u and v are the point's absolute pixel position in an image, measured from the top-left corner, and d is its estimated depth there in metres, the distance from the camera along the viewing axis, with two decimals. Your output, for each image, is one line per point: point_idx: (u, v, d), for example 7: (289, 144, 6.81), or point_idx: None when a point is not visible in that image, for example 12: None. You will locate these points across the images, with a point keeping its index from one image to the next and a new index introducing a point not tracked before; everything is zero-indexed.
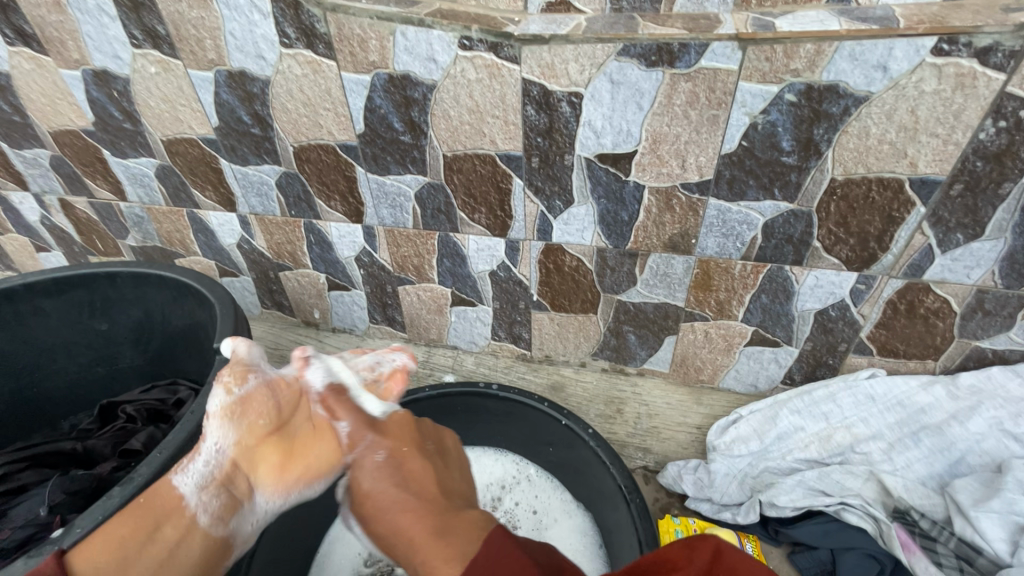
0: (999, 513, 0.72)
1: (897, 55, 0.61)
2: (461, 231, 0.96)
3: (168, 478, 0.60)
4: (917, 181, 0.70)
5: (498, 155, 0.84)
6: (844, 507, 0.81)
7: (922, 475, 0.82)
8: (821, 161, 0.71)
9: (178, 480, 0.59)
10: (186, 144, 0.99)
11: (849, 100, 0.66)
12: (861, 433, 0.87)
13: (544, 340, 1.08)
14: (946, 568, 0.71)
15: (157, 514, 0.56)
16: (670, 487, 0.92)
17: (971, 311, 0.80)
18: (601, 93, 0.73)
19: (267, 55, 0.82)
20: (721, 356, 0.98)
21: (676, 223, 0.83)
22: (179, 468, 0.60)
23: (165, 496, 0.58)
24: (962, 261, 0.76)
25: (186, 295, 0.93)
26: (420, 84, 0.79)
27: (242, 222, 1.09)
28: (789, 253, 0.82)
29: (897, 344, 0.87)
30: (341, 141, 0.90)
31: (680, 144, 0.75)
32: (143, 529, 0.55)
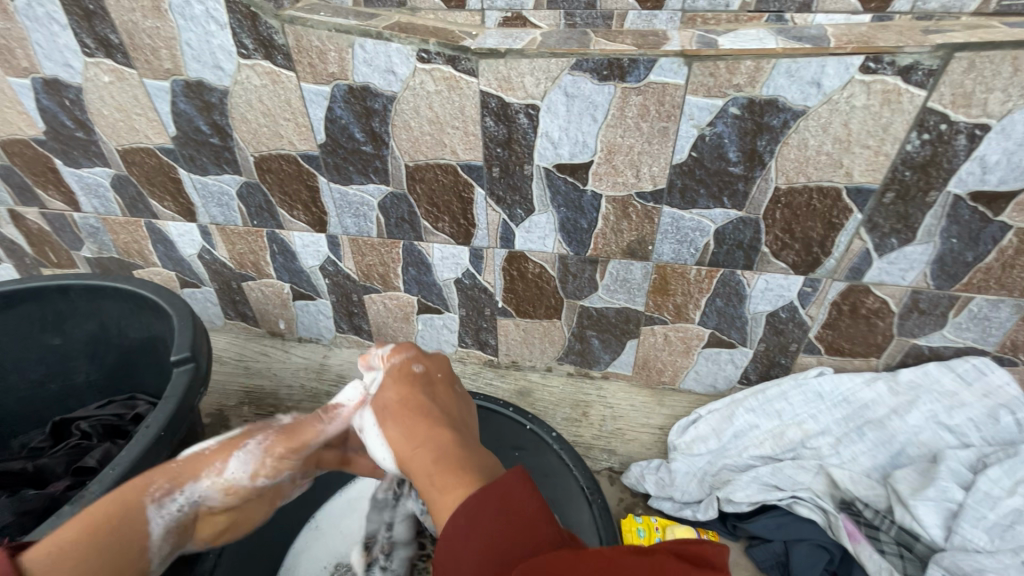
0: (935, 501, 0.77)
1: (829, 72, 0.65)
2: (425, 240, 0.97)
3: (144, 502, 0.60)
4: (853, 189, 0.74)
5: (459, 165, 0.85)
6: (795, 500, 0.84)
7: (867, 467, 0.86)
8: (765, 171, 0.75)
9: (151, 513, 0.60)
10: (142, 154, 0.97)
11: (788, 113, 0.69)
12: (811, 429, 0.91)
13: (511, 346, 1.10)
14: (888, 555, 0.76)
15: (118, 535, 0.57)
16: (634, 487, 0.94)
17: (908, 311, 0.85)
18: (557, 106, 0.75)
19: (225, 65, 0.82)
20: (681, 358, 1.01)
21: (633, 230, 0.86)
22: (154, 499, 0.61)
23: (134, 525, 0.58)
24: (897, 264, 0.81)
25: (143, 307, 0.91)
26: (380, 96, 0.80)
27: (202, 232, 1.08)
28: (740, 258, 0.85)
29: (843, 343, 0.92)
30: (302, 151, 0.90)
31: (634, 154, 0.77)
32: (115, 550, 0.56)
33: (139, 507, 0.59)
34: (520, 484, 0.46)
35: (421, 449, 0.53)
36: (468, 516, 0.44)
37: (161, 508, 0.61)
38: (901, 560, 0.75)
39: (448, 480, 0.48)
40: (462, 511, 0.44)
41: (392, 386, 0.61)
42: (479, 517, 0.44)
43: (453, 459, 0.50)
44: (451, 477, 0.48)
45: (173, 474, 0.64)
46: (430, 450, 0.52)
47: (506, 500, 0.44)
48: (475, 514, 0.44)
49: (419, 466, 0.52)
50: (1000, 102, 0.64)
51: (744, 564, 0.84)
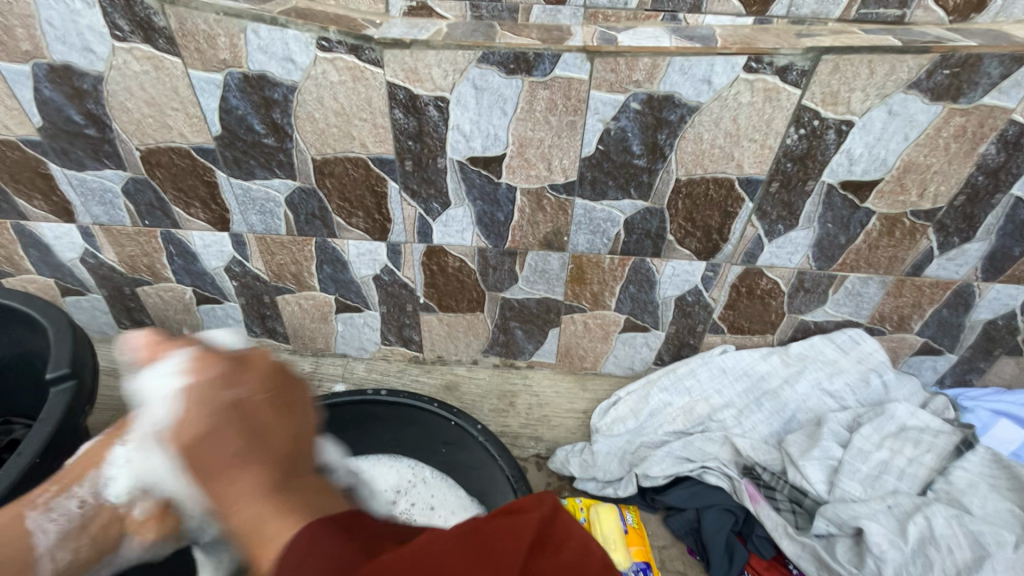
0: (820, 459, 0.86)
1: (717, 70, 0.70)
2: (340, 237, 0.93)
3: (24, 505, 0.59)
4: (744, 180, 0.80)
5: (370, 158, 0.82)
6: (704, 470, 0.90)
7: (765, 434, 0.95)
8: (667, 163, 0.79)
9: (33, 520, 0.58)
10: (2, 147, 0.86)
11: (684, 109, 0.73)
12: (717, 403, 0.99)
13: (435, 341, 1.09)
14: (783, 511, 0.85)
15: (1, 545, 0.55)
16: (560, 471, 0.98)
17: (795, 290, 0.94)
18: (466, 99, 0.75)
19: (96, 49, 0.74)
20: (600, 344, 1.05)
21: (549, 222, 0.88)
22: (36, 506, 0.59)
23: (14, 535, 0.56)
24: (784, 248, 0.88)
25: (11, 320, 0.81)
26: (279, 85, 0.75)
27: (83, 233, 0.97)
28: (648, 247, 0.90)
29: (743, 322, 0.99)
30: (195, 144, 0.83)
31: (545, 147, 0.79)
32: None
33: (17, 521, 0.57)
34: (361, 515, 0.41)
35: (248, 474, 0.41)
36: (297, 555, 0.36)
37: (48, 513, 0.59)
38: (794, 515, 0.84)
39: (274, 525, 0.39)
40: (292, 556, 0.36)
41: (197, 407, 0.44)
42: (319, 549, 0.36)
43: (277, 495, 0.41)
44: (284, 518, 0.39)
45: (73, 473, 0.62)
46: (253, 493, 0.41)
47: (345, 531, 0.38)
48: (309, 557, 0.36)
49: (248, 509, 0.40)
50: (861, 101, 0.71)
51: (661, 535, 0.90)
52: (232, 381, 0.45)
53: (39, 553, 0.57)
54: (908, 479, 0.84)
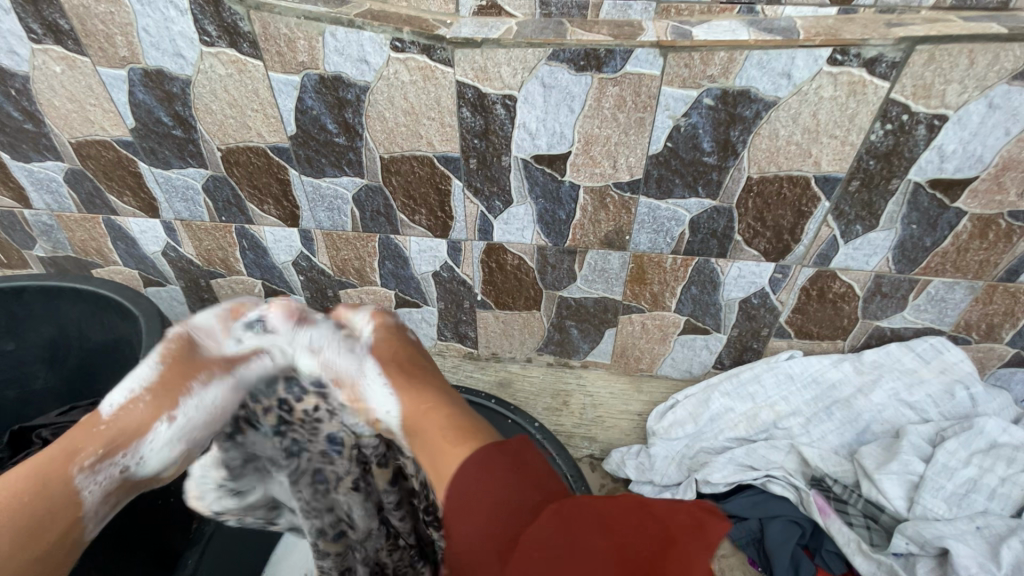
0: (898, 473, 0.82)
1: (799, 63, 0.67)
2: (403, 233, 0.96)
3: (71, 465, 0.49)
4: (821, 178, 0.77)
5: (436, 157, 0.84)
6: (769, 479, 0.87)
7: (835, 444, 0.91)
8: (738, 160, 0.77)
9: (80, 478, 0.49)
10: (98, 147, 0.92)
11: (760, 104, 0.71)
12: (783, 410, 0.95)
13: (490, 338, 1.09)
14: (856, 526, 0.81)
15: (46, 510, 0.47)
16: (614, 473, 0.98)
17: (872, 294, 0.89)
18: (534, 97, 0.75)
19: (186, 53, 0.78)
20: (658, 345, 1.03)
21: (611, 220, 0.87)
22: (83, 467, 0.49)
23: (60, 496, 0.47)
24: (862, 250, 0.84)
25: (106, 309, 0.87)
26: (353, 86, 0.78)
27: (166, 228, 1.03)
28: (714, 247, 0.87)
29: (811, 327, 0.95)
30: (272, 143, 0.87)
31: (611, 145, 0.78)
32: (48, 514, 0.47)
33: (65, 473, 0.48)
34: (528, 449, 0.46)
35: (435, 411, 0.50)
36: (475, 481, 0.43)
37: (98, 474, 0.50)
38: (868, 531, 0.80)
39: (448, 446, 0.47)
40: (473, 467, 0.44)
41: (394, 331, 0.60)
42: (493, 476, 0.43)
43: (460, 425, 0.48)
44: (458, 436, 0.47)
45: (98, 439, 0.51)
46: (441, 420, 0.49)
47: (517, 462, 0.44)
48: (486, 475, 0.43)
49: (433, 430, 0.49)
50: (957, 94, 0.67)
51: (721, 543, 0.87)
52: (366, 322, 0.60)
53: (85, 513, 0.49)
54: (999, 500, 0.79)
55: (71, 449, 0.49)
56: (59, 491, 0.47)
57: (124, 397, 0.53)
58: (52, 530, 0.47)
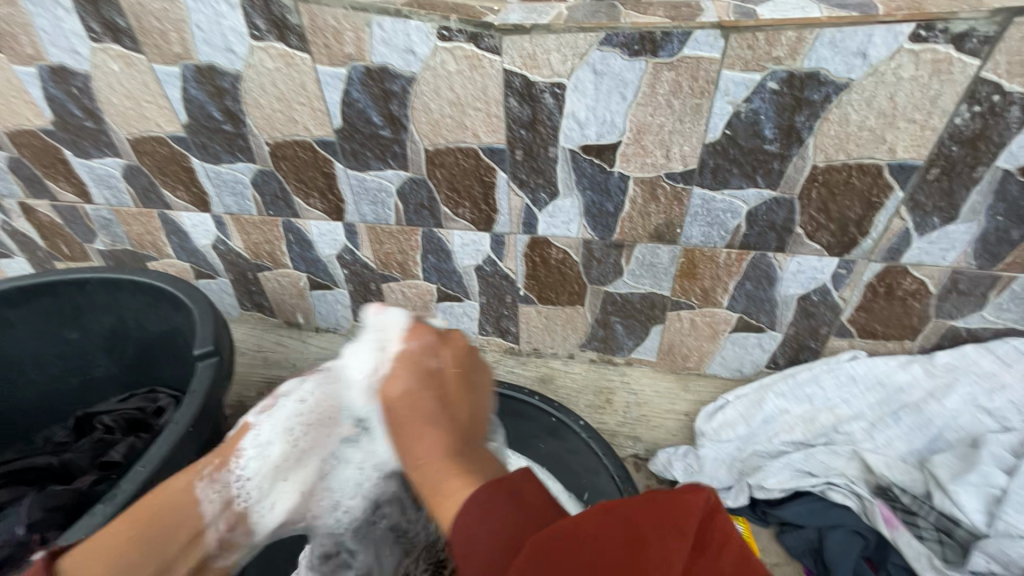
0: (976, 485, 0.76)
1: (876, 41, 0.62)
2: (446, 227, 0.95)
3: (190, 479, 0.67)
4: (895, 166, 0.71)
5: (481, 148, 0.82)
6: (829, 486, 0.83)
7: (903, 451, 0.86)
8: (803, 148, 0.72)
9: (201, 489, 0.67)
10: (153, 143, 0.95)
11: (830, 87, 0.66)
12: (843, 414, 0.90)
13: (532, 333, 1.08)
14: (927, 540, 0.77)
15: (162, 524, 0.63)
16: (661, 474, 0.94)
17: (947, 292, 0.83)
18: (584, 84, 0.72)
19: (236, 48, 0.79)
20: (707, 343, 0.99)
21: (661, 212, 0.83)
22: (204, 477, 0.68)
23: (184, 505, 0.65)
24: (938, 244, 0.78)
25: (161, 301, 0.89)
26: (399, 77, 0.77)
27: (216, 222, 1.06)
28: (772, 240, 0.83)
29: (876, 326, 0.89)
30: (318, 137, 0.87)
31: (665, 133, 0.74)
32: (155, 526, 0.63)
33: (189, 487, 0.66)
34: (527, 482, 0.49)
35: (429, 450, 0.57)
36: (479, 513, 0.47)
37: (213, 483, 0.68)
38: (941, 546, 0.76)
39: (457, 481, 0.53)
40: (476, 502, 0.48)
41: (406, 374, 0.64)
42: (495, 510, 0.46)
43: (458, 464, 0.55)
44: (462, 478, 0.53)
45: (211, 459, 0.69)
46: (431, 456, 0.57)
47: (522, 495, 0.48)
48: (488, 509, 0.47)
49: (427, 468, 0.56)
50: None
51: (774, 551, 0.84)
52: (436, 355, 0.65)
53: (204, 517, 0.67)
54: None
55: (190, 471, 0.68)
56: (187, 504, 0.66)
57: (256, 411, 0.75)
58: (178, 525, 0.65)
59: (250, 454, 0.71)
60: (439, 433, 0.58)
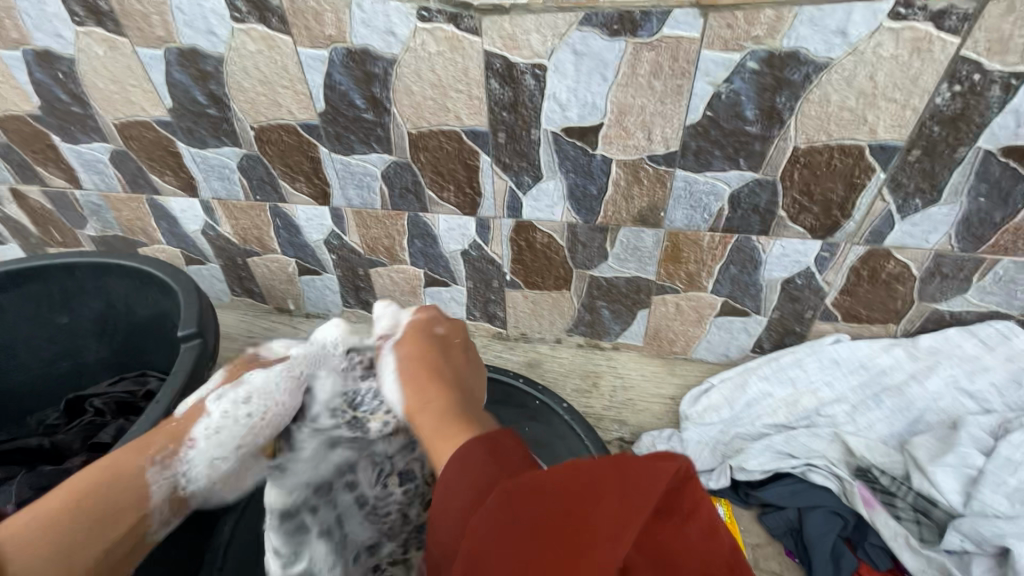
0: (954, 466, 0.77)
1: (855, 19, 0.61)
2: (431, 211, 0.95)
3: (143, 462, 0.61)
4: (877, 147, 0.71)
5: (464, 131, 0.82)
6: (809, 468, 0.83)
7: (883, 434, 0.86)
8: (784, 130, 0.72)
9: (153, 473, 0.61)
10: (140, 127, 0.95)
11: (810, 67, 0.66)
12: (826, 397, 0.91)
13: (519, 318, 1.08)
14: (905, 520, 0.77)
15: (114, 503, 0.57)
16: (645, 457, 0.95)
17: (930, 275, 0.83)
18: (564, 65, 0.72)
19: (218, 31, 0.79)
20: (692, 327, 1.00)
21: (645, 196, 0.83)
22: (156, 462, 0.61)
23: (136, 486, 0.60)
24: (920, 226, 0.78)
25: (149, 284, 0.90)
26: (380, 59, 0.76)
27: (205, 207, 1.06)
28: (755, 223, 0.83)
29: (860, 310, 0.90)
30: (302, 120, 0.87)
31: (646, 115, 0.74)
32: (104, 510, 0.57)
33: (139, 473, 0.60)
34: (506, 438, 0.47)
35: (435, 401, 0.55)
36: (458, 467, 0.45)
37: (166, 470, 0.62)
38: (918, 526, 0.77)
39: (449, 438, 0.50)
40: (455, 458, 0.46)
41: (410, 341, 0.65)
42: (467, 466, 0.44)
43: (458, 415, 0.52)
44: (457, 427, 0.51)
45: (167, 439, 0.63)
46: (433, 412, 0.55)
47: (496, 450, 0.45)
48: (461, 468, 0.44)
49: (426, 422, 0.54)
50: None
51: (755, 531, 0.84)
52: (436, 326, 0.68)
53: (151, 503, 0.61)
54: None
55: (141, 450, 0.61)
56: (139, 482, 0.60)
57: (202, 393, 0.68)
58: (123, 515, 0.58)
59: (202, 442, 0.65)
60: (437, 396, 0.57)
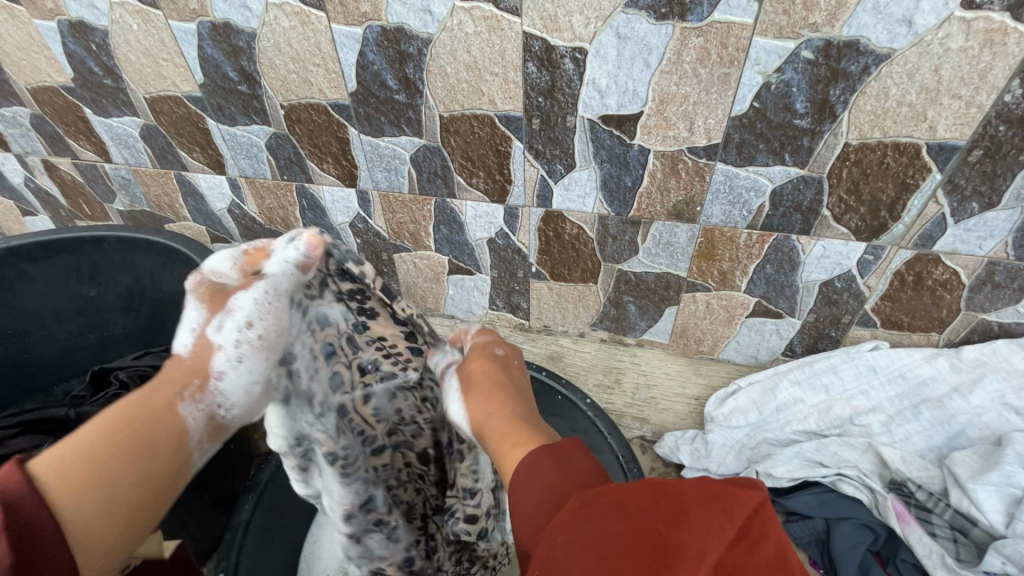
0: (997, 485, 0.74)
1: (924, 7, 0.57)
2: (459, 197, 0.93)
3: (170, 397, 0.48)
4: (935, 146, 0.67)
5: (497, 116, 0.80)
6: (840, 478, 0.81)
7: (921, 447, 0.83)
8: (836, 124, 0.68)
9: (185, 407, 0.49)
10: (170, 103, 0.94)
11: (870, 58, 0.62)
12: (861, 406, 0.88)
13: (543, 310, 1.06)
14: (941, 538, 0.74)
15: (145, 436, 0.46)
16: (667, 457, 0.94)
17: (981, 283, 0.79)
18: (606, 50, 0.69)
19: (252, 5, 0.77)
20: (721, 327, 0.97)
21: (681, 189, 0.80)
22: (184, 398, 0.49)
23: (163, 426, 0.47)
24: (975, 232, 0.74)
25: (176, 261, 0.90)
26: (415, 38, 0.74)
27: (231, 185, 1.06)
28: (797, 222, 0.79)
29: (902, 316, 0.86)
30: (333, 100, 0.85)
31: (689, 104, 0.71)
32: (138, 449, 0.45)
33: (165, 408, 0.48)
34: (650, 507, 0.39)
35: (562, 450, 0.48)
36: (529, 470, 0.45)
37: (200, 404, 0.50)
38: (955, 544, 0.73)
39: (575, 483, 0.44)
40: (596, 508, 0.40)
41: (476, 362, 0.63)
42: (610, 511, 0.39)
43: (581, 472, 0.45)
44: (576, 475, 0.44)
45: (188, 374, 0.50)
46: (506, 426, 0.54)
47: (566, 459, 0.45)
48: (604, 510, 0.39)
49: (497, 434, 0.53)
50: None
51: None
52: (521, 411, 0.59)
53: (190, 438, 0.48)
54: None
55: (163, 385, 0.49)
56: (161, 422, 0.47)
57: (194, 333, 0.51)
58: (151, 463, 0.45)
59: (228, 374, 0.51)
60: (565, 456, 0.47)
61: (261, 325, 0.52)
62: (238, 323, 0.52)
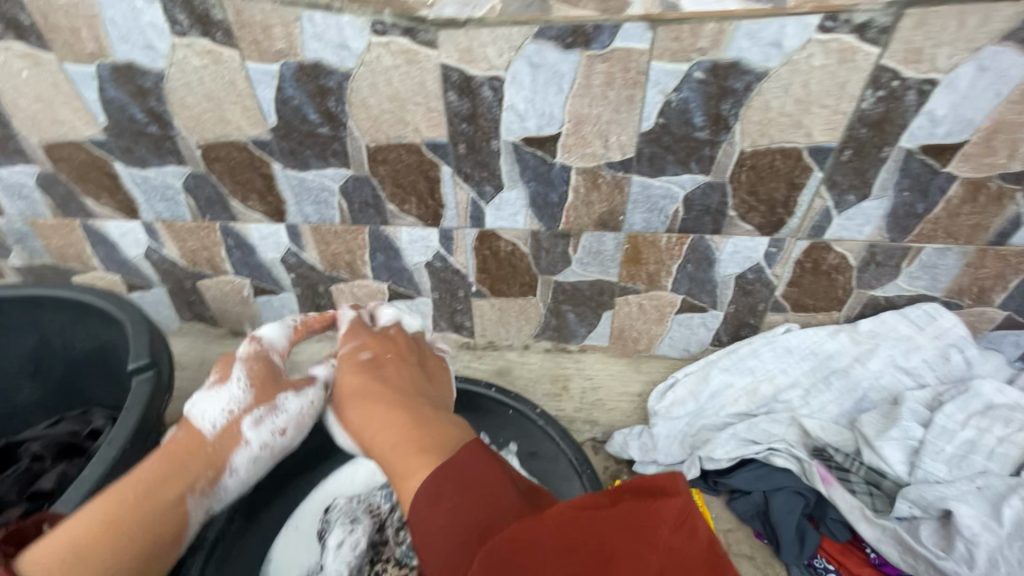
0: (898, 439, 0.84)
1: (789, 32, 0.66)
2: (392, 224, 0.94)
3: (186, 485, 0.67)
4: (814, 149, 0.76)
5: (423, 143, 0.82)
6: (771, 452, 0.88)
7: (834, 414, 0.93)
8: (730, 135, 0.76)
9: (191, 501, 0.67)
10: (70, 148, 0.88)
11: (751, 75, 0.70)
12: (782, 383, 0.97)
13: (487, 326, 1.08)
14: (859, 494, 0.83)
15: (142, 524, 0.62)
16: (618, 454, 0.97)
17: (865, 264, 0.90)
18: (522, 77, 0.73)
19: (157, 45, 0.75)
20: (654, 326, 1.03)
21: (604, 201, 0.86)
22: (194, 490, 0.67)
23: (171, 511, 0.65)
24: (855, 220, 0.84)
25: (89, 316, 0.84)
26: (334, 73, 0.75)
27: (147, 229, 1.00)
28: (708, 223, 0.87)
29: (806, 300, 0.96)
30: (253, 136, 0.84)
31: (602, 124, 0.77)
32: (144, 529, 0.62)
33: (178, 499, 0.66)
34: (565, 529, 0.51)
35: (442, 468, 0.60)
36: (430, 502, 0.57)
37: (203, 495, 0.69)
38: (871, 498, 0.82)
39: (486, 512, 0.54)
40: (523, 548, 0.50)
41: (348, 371, 0.78)
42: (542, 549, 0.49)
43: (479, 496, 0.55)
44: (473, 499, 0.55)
45: (204, 466, 0.69)
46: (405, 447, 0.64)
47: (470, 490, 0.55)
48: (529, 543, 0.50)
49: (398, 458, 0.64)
50: (948, 57, 0.67)
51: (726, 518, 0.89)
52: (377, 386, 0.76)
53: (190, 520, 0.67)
54: (997, 459, 0.81)
55: (184, 477, 0.67)
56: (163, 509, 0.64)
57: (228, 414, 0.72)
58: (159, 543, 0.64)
59: (239, 465, 0.72)
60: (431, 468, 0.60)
61: (289, 434, 0.76)
62: (271, 427, 0.74)
